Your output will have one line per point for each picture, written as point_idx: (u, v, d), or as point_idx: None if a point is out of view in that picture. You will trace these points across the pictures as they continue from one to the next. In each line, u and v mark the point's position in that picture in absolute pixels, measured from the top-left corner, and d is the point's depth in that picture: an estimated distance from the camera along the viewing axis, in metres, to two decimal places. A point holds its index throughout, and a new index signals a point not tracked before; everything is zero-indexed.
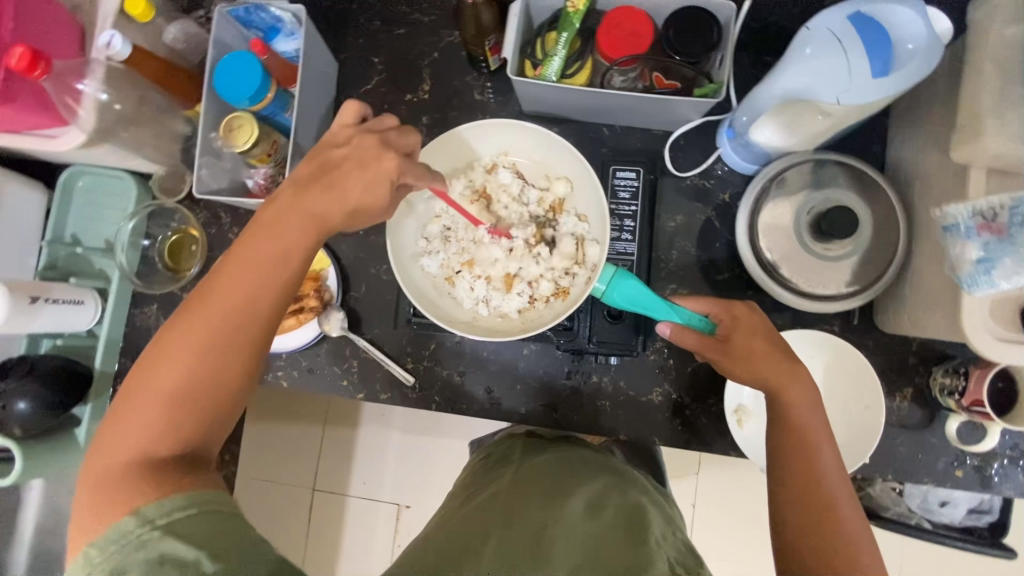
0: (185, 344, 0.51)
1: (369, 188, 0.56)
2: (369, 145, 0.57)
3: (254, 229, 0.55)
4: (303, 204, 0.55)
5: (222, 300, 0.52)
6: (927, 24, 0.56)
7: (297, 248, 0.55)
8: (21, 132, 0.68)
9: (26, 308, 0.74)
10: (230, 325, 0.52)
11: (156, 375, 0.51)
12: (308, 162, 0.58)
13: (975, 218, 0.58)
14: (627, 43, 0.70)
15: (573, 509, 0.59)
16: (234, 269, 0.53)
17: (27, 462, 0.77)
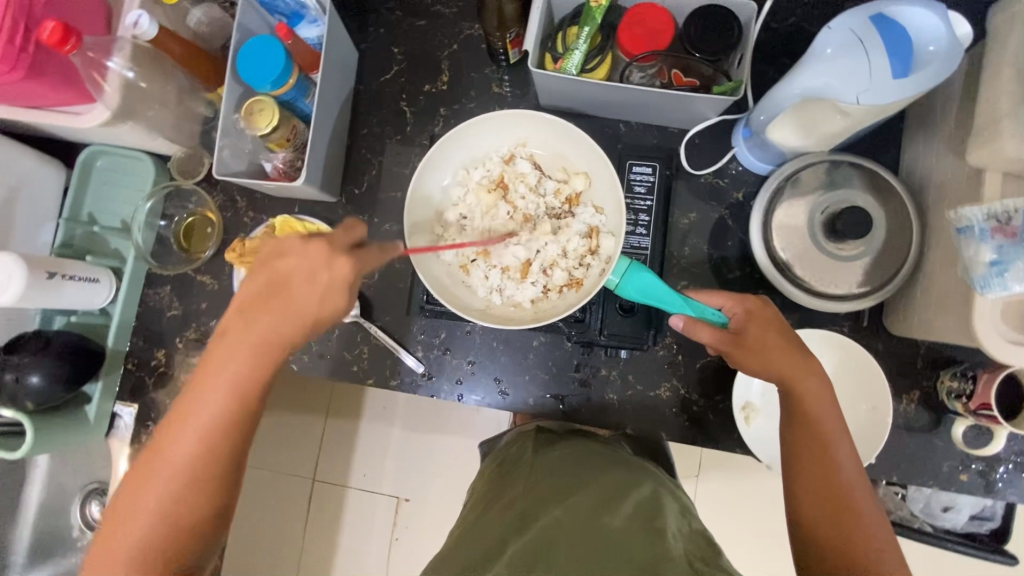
0: (159, 480, 0.56)
1: (319, 304, 0.59)
2: (313, 259, 0.58)
3: (210, 361, 0.58)
4: (255, 333, 0.58)
5: (186, 436, 0.56)
6: (948, 26, 0.56)
7: (250, 377, 0.58)
8: (44, 107, 0.71)
9: (42, 282, 0.74)
10: (198, 462, 0.56)
11: (134, 509, 0.56)
12: (257, 275, 0.59)
13: (990, 221, 0.59)
14: (648, 39, 0.71)
15: (585, 506, 0.61)
16: (190, 415, 0.57)
17: (37, 436, 0.78)
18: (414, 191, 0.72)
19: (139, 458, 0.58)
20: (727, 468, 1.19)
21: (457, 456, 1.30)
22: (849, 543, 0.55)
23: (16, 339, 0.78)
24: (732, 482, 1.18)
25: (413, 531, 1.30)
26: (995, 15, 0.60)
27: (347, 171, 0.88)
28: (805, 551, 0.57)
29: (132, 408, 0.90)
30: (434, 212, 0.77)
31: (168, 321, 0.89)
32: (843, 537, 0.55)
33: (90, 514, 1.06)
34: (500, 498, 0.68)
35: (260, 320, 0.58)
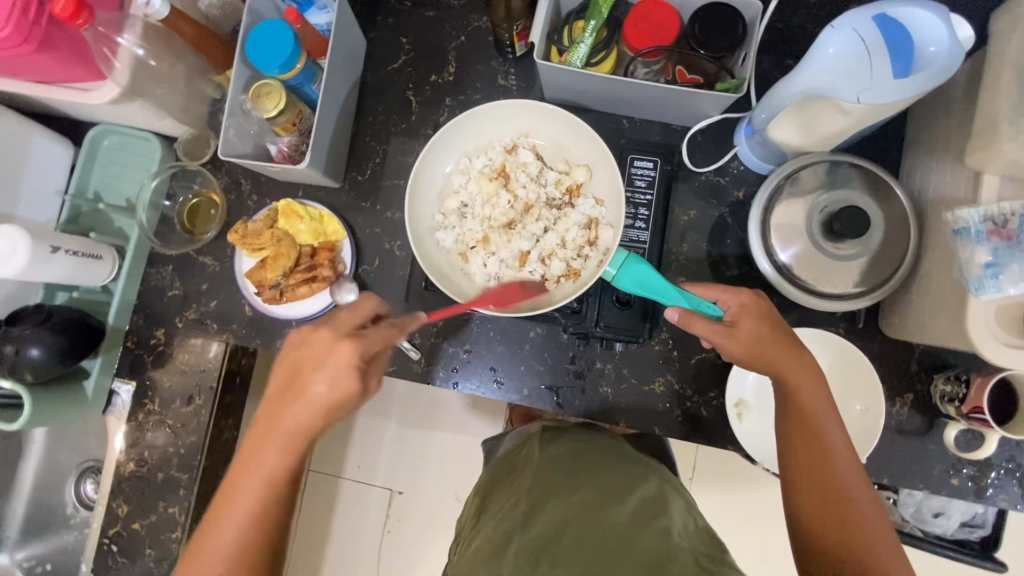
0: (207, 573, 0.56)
1: (335, 386, 0.59)
2: (322, 346, 0.60)
3: (242, 463, 0.59)
4: (279, 428, 0.59)
5: (222, 537, 0.57)
6: (949, 28, 0.57)
7: (280, 471, 0.59)
8: (55, 83, 0.72)
9: (47, 256, 0.75)
10: (235, 561, 0.57)
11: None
12: (280, 371, 0.62)
13: (986, 223, 0.59)
14: (654, 34, 0.72)
15: (590, 502, 0.61)
16: (232, 510, 0.58)
17: (35, 409, 0.78)
18: (415, 177, 0.73)
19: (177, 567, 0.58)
20: (724, 467, 1.20)
21: (452, 450, 1.31)
22: (845, 530, 0.55)
23: (18, 312, 0.79)
24: (727, 483, 1.19)
25: (405, 524, 1.30)
26: (997, 19, 0.60)
27: (351, 159, 0.89)
28: (802, 540, 0.57)
29: (129, 386, 0.91)
30: (435, 199, 0.77)
31: (169, 301, 0.90)
32: (836, 523, 0.55)
33: (83, 492, 1.07)
34: (506, 496, 0.68)
35: (283, 415, 0.59)
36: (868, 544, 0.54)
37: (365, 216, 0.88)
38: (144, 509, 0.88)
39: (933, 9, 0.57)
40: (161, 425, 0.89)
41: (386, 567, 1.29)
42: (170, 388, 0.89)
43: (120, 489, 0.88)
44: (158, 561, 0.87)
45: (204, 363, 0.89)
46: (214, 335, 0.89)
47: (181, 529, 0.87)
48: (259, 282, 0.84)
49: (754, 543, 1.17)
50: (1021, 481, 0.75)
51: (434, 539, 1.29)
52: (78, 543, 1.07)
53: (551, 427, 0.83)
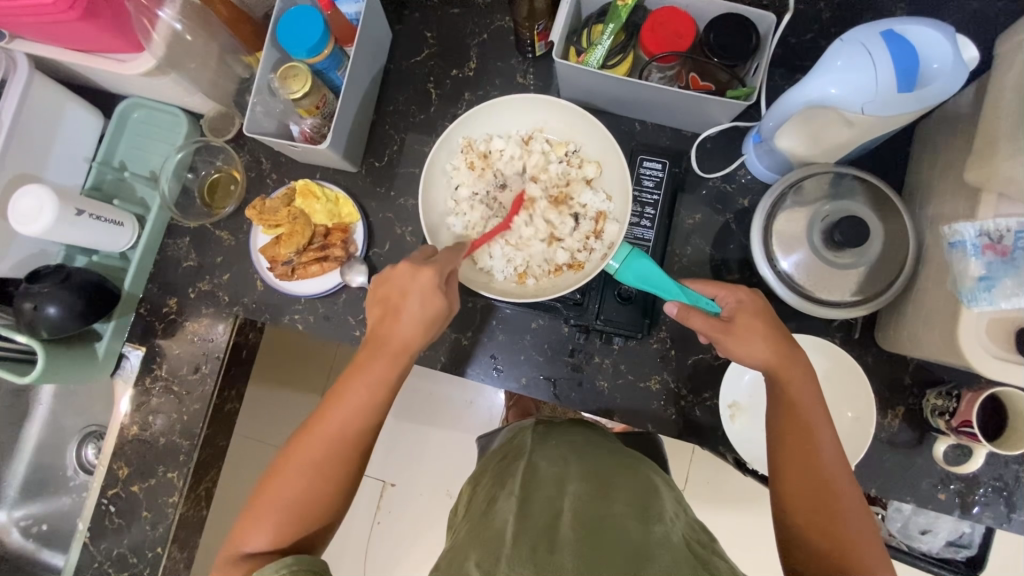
0: (298, 469, 0.62)
1: (425, 302, 0.64)
2: (410, 270, 0.65)
3: (350, 372, 0.64)
4: (385, 346, 0.65)
5: (326, 436, 0.63)
6: (953, 47, 0.59)
7: (385, 381, 0.64)
8: (97, 53, 0.76)
9: (71, 218, 0.78)
10: (328, 461, 0.62)
11: (276, 500, 0.61)
12: (372, 304, 0.67)
13: (981, 238, 0.61)
14: (669, 40, 0.75)
15: (583, 492, 0.62)
16: (332, 414, 0.63)
17: (48, 364, 0.81)
18: (429, 163, 0.75)
19: (279, 457, 0.63)
20: (715, 478, 1.24)
21: (448, 445, 1.32)
22: (833, 530, 0.56)
23: (38, 270, 0.81)
24: (719, 493, 1.23)
25: (396, 515, 1.31)
26: (1002, 42, 0.62)
27: (369, 145, 0.92)
28: (790, 543, 0.58)
29: (139, 351, 0.93)
30: (448, 187, 0.80)
31: (184, 272, 0.93)
32: (827, 523, 0.56)
33: (85, 456, 1.09)
34: (502, 484, 0.69)
35: (388, 334, 0.65)
36: (851, 541, 0.56)
37: (380, 202, 0.90)
38: (145, 473, 0.90)
39: (939, 27, 0.59)
40: (167, 390, 0.91)
41: (374, 556, 1.30)
42: (178, 356, 0.92)
43: (122, 451, 0.90)
44: (154, 524, 0.89)
45: (212, 336, 0.91)
46: (225, 309, 0.92)
47: (179, 494, 0.89)
48: (271, 258, 0.86)
49: (740, 550, 1.21)
50: (1007, 500, 0.76)
51: (423, 532, 1.30)
52: (77, 506, 1.09)
53: (545, 421, 0.84)
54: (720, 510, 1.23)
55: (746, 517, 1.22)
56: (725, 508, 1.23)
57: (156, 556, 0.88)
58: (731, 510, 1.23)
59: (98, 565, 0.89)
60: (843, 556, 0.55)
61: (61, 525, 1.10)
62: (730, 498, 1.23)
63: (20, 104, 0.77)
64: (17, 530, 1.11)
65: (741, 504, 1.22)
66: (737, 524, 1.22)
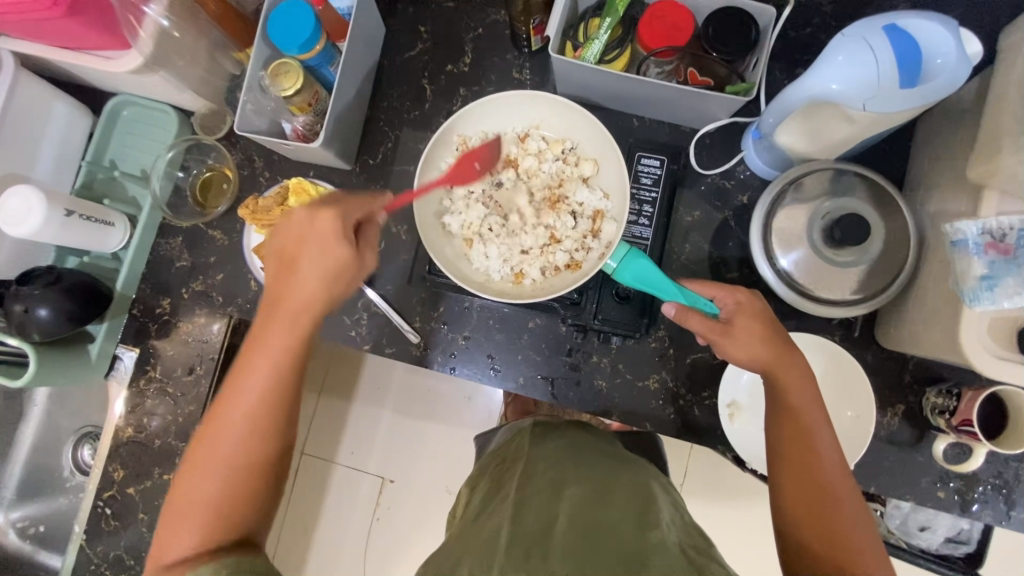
0: (212, 465, 0.60)
1: (324, 256, 0.62)
2: (305, 221, 0.62)
3: (250, 348, 0.62)
4: (282, 305, 0.62)
5: (232, 422, 0.60)
6: (958, 41, 0.58)
7: (286, 347, 0.62)
8: (83, 50, 0.75)
9: (60, 219, 0.77)
10: (244, 444, 0.60)
11: (198, 495, 0.59)
12: (270, 262, 0.64)
13: (984, 236, 0.60)
14: (668, 34, 0.73)
15: (579, 496, 0.62)
16: (235, 398, 0.61)
17: (40, 366, 0.80)
18: (423, 162, 0.74)
19: (190, 452, 0.62)
20: (714, 474, 1.24)
21: (447, 442, 1.32)
22: (834, 534, 0.55)
23: (28, 272, 0.80)
24: (718, 489, 1.23)
25: (395, 513, 1.31)
26: (1006, 36, 0.61)
27: (363, 142, 0.90)
28: (790, 546, 0.57)
29: (132, 352, 0.92)
30: (443, 185, 0.79)
31: (177, 272, 0.91)
32: (828, 527, 0.56)
33: (81, 457, 1.09)
34: (498, 489, 0.69)
35: (283, 292, 0.63)
36: (851, 545, 0.55)
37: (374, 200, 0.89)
38: (140, 475, 0.89)
39: (943, 21, 0.58)
40: (162, 392, 0.90)
41: (373, 554, 1.30)
42: (172, 357, 0.91)
43: (117, 453, 0.90)
44: (150, 527, 0.88)
45: (206, 335, 0.91)
46: (219, 309, 0.91)
47: None
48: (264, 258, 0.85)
49: (739, 546, 1.21)
50: (1007, 497, 0.75)
51: (421, 529, 1.30)
52: (73, 506, 1.09)
53: (543, 422, 0.83)
54: (719, 507, 1.23)
55: (745, 512, 1.21)
56: (723, 505, 1.23)
57: None
58: (730, 507, 1.22)
59: (95, 567, 0.89)
60: (843, 560, 0.54)
61: (59, 526, 1.09)
62: (729, 495, 1.23)
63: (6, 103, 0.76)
64: (13, 531, 1.10)
65: (740, 501, 1.22)
66: (735, 521, 1.22)
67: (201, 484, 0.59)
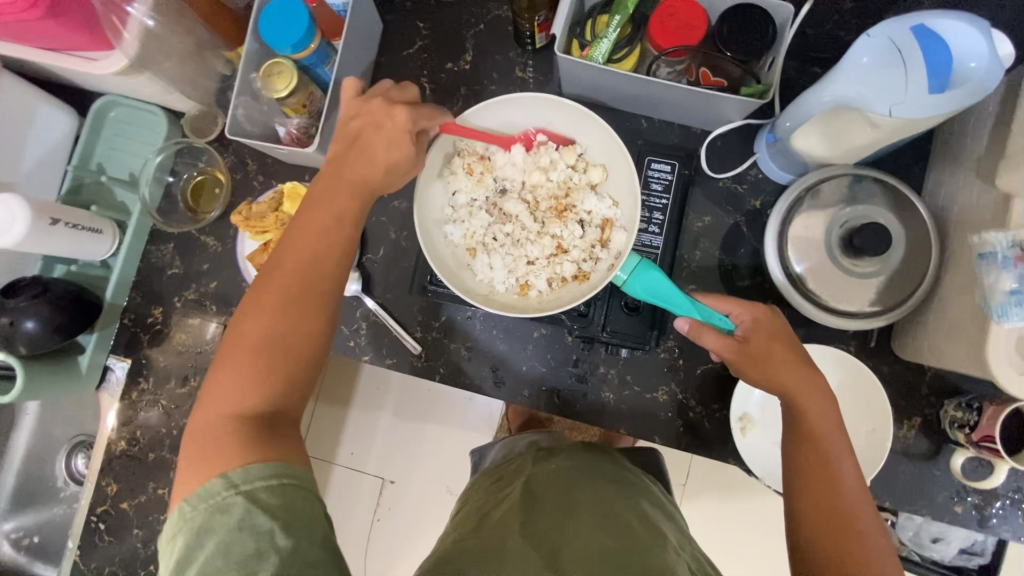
0: (265, 312, 0.56)
1: (392, 144, 0.62)
2: (378, 109, 0.62)
3: (311, 206, 0.60)
4: (341, 175, 0.61)
5: (290, 274, 0.57)
6: (990, 44, 0.54)
7: (349, 212, 0.60)
8: (63, 51, 0.71)
9: (45, 228, 0.73)
10: (300, 299, 0.57)
11: (248, 344, 0.55)
12: (335, 138, 0.63)
13: (1014, 248, 0.57)
14: (680, 34, 0.69)
15: (584, 523, 0.59)
16: (295, 248, 0.58)
17: (27, 381, 0.77)
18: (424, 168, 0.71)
19: (240, 307, 0.57)
20: (718, 477, 1.20)
21: (447, 443, 1.30)
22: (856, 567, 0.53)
23: (13, 283, 0.77)
24: (725, 493, 1.20)
25: (396, 514, 1.29)
26: None
27: None
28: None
29: (124, 363, 0.89)
30: (445, 193, 0.76)
31: (169, 280, 0.88)
32: (851, 559, 0.53)
33: (75, 466, 1.07)
34: (495, 503, 0.67)
35: (347, 162, 0.61)
36: None
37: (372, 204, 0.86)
38: (134, 489, 0.87)
39: (975, 23, 0.54)
40: (155, 404, 0.88)
41: (374, 557, 1.29)
42: (165, 367, 0.88)
43: (110, 466, 0.87)
44: (146, 541, 0.87)
45: (201, 344, 0.88)
46: (213, 318, 0.87)
47: None
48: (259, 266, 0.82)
49: (746, 551, 1.19)
50: None
51: (422, 531, 1.28)
52: (68, 517, 1.06)
53: (546, 446, 0.80)
54: (726, 513, 1.20)
55: (752, 517, 1.19)
56: (730, 510, 1.20)
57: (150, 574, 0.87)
58: (737, 513, 1.20)
59: None
60: None
61: (54, 536, 1.08)
62: (735, 500, 1.20)
63: None
64: (7, 542, 1.08)
65: (747, 507, 1.20)
66: (742, 527, 1.19)
67: (253, 332, 0.55)
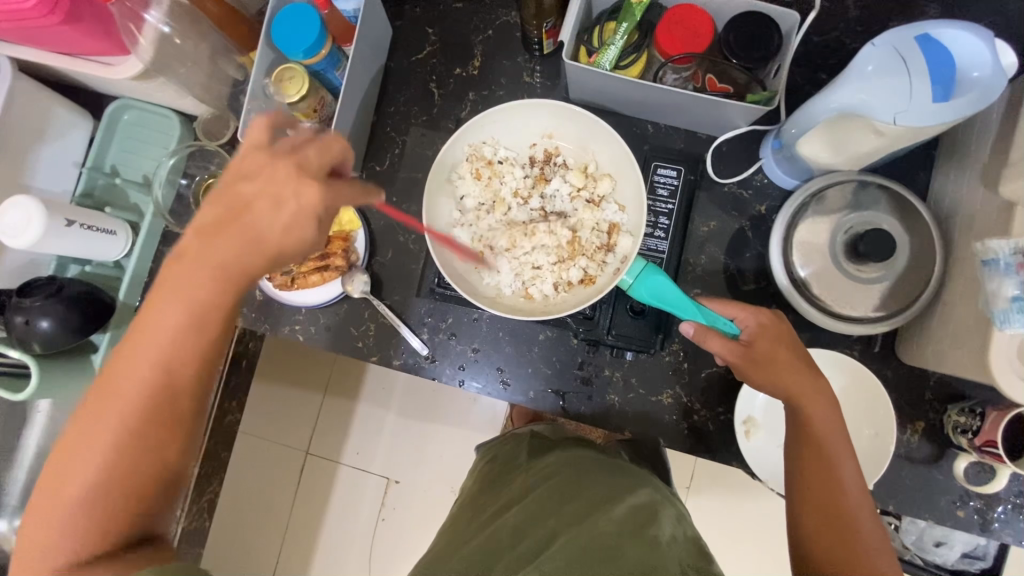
0: (101, 431, 0.50)
1: (285, 229, 0.51)
2: (279, 178, 0.51)
3: (160, 299, 0.51)
4: (212, 258, 0.51)
5: (131, 384, 0.50)
6: (993, 52, 0.55)
7: (213, 306, 0.51)
8: (79, 56, 0.72)
9: (61, 229, 0.75)
10: (144, 413, 0.51)
11: (83, 464, 0.50)
12: (211, 205, 0.52)
13: (1017, 256, 0.57)
14: (685, 40, 0.71)
15: (576, 511, 0.60)
16: (138, 352, 0.50)
17: (42, 379, 0.78)
18: (433, 173, 0.72)
19: (76, 416, 0.51)
20: (722, 479, 1.21)
21: (452, 443, 1.31)
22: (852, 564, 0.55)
23: (29, 283, 0.78)
24: (728, 495, 1.21)
25: (401, 514, 1.30)
26: None
27: (369, 147, 0.88)
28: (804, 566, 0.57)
29: None
30: (453, 197, 0.77)
31: None
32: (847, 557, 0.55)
33: None
34: (497, 496, 0.71)
35: (216, 245, 0.51)
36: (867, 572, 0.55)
37: (380, 207, 0.87)
38: None
39: (978, 32, 0.55)
40: None
41: (377, 557, 1.29)
42: None
43: None
44: None
45: None
46: None
47: None
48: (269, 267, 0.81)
49: (751, 554, 1.19)
50: None
51: (427, 531, 1.29)
52: None
53: (540, 433, 0.84)
54: (731, 517, 1.20)
55: (754, 519, 1.19)
56: (734, 512, 1.20)
57: None
58: (742, 516, 1.20)
59: None
60: None
61: None
62: (740, 502, 1.20)
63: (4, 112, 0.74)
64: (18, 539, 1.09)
65: (750, 509, 1.20)
66: (747, 530, 1.20)
67: (87, 454, 0.50)
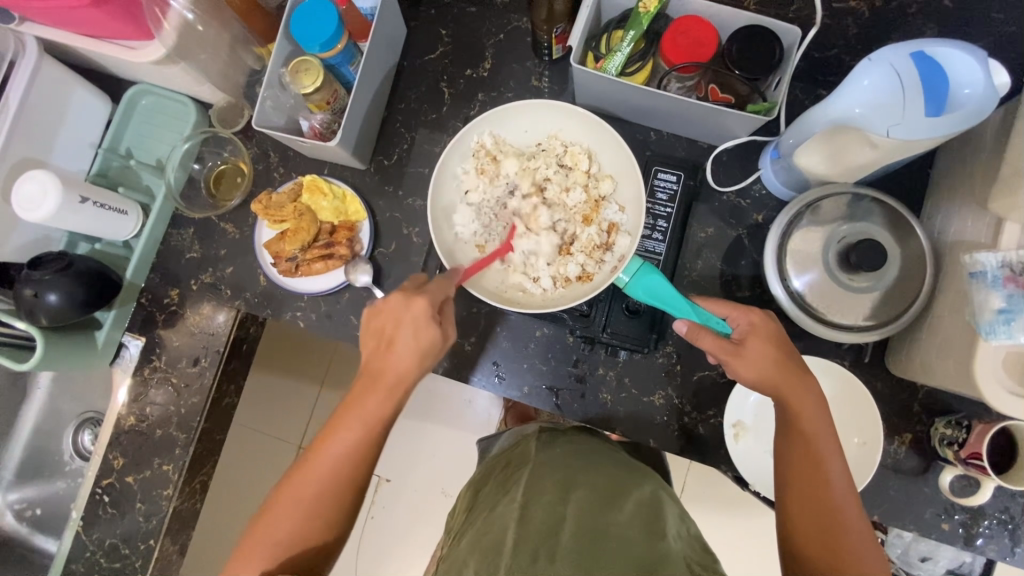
0: (288, 512, 0.63)
1: (417, 334, 0.65)
2: (400, 304, 0.65)
3: (344, 409, 0.65)
4: (379, 381, 0.65)
5: (316, 476, 0.64)
6: (986, 72, 0.57)
7: (380, 415, 0.65)
8: (104, 39, 0.75)
9: (74, 206, 0.77)
10: (328, 498, 0.64)
11: (275, 531, 0.63)
12: (366, 335, 0.67)
13: (1003, 269, 0.59)
14: (691, 50, 0.73)
15: (588, 499, 0.62)
16: (327, 451, 0.64)
17: (48, 348, 0.80)
18: (440, 166, 0.74)
19: (270, 498, 0.65)
20: (714, 489, 1.22)
21: (445, 444, 1.31)
22: (839, 561, 0.57)
23: (39, 257, 0.79)
24: (717, 507, 1.21)
25: (390, 512, 1.30)
26: None
27: (379, 141, 0.90)
28: (795, 563, 0.59)
29: (138, 341, 0.92)
30: (457, 191, 0.79)
31: (187, 263, 0.91)
32: (837, 553, 0.57)
33: (81, 442, 1.09)
34: (505, 492, 0.68)
35: (383, 366, 0.65)
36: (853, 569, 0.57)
37: (386, 201, 0.89)
38: (140, 464, 0.89)
39: (971, 51, 0.57)
40: (165, 381, 0.90)
41: (365, 555, 1.30)
42: (178, 348, 0.91)
43: (118, 441, 0.90)
44: (147, 517, 0.88)
45: (213, 328, 0.91)
46: (227, 301, 0.90)
47: (173, 487, 0.88)
48: (275, 253, 0.85)
49: (738, 567, 1.19)
50: (1012, 533, 0.74)
51: (415, 530, 1.29)
52: (71, 490, 1.09)
53: (547, 429, 0.84)
54: (722, 527, 1.21)
55: (743, 532, 1.20)
56: (725, 523, 1.21)
57: (148, 549, 0.88)
58: (734, 527, 1.20)
59: (91, 553, 0.89)
60: None
61: (56, 509, 1.09)
62: (730, 513, 1.21)
63: (26, 90, 0.76)
64: (10, 513, 1.10)
65: (742, 521, 1.20)
66: (737, 541, 1.20)
67: (282, 524, 0.63)
